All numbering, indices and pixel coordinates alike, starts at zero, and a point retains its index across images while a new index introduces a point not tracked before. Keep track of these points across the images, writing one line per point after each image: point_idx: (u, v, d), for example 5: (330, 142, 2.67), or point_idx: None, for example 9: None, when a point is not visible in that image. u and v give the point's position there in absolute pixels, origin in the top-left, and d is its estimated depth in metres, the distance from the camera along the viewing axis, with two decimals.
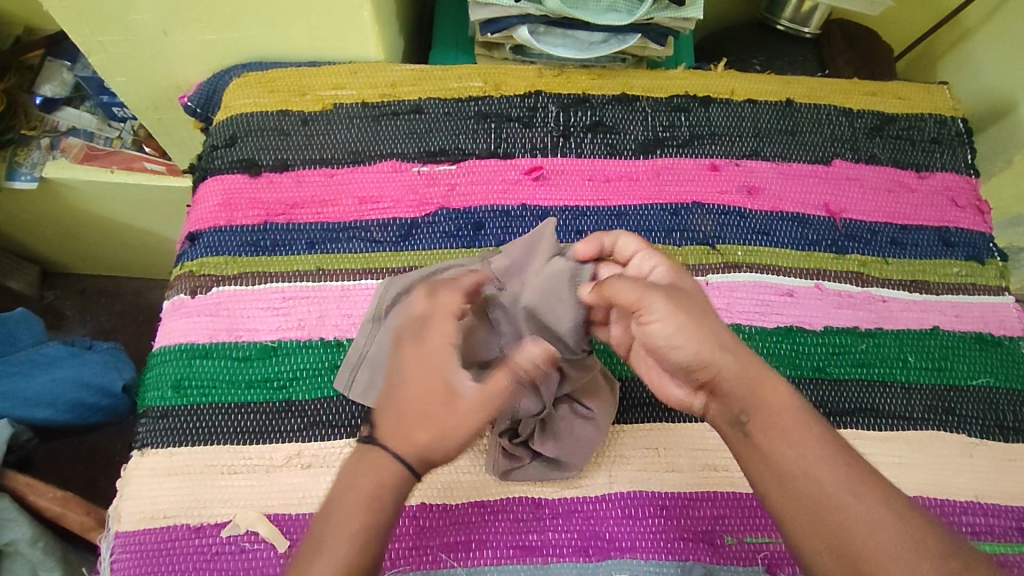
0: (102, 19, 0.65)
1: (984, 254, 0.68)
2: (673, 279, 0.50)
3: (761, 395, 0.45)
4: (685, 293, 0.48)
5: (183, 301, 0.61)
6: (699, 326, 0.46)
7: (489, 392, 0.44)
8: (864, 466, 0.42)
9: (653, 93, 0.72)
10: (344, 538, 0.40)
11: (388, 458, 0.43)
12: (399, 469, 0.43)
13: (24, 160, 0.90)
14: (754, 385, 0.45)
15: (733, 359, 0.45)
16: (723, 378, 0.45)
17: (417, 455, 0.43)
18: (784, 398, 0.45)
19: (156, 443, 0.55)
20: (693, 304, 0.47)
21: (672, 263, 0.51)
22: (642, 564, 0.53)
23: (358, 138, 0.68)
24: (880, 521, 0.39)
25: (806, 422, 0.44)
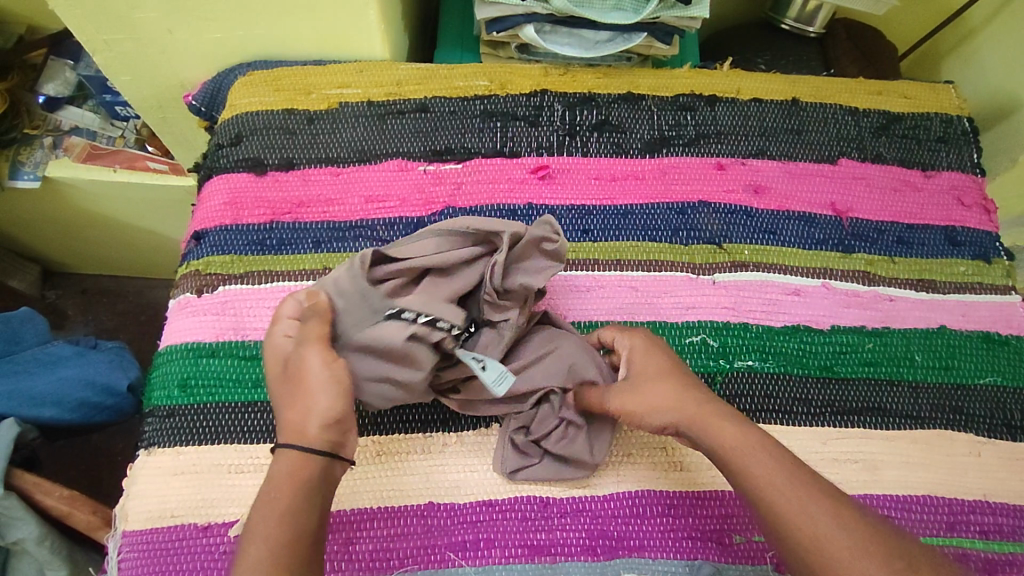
0: (106, 17, 0.65)
1: (990, 253, 0.68)
2: (631, 363, 0.53)
3: (712, 431, 0.48)
4: (636, 376, 0.52)
5: (190, 300, 0.60)
6: (647, 402, 0.50)
7: (311, 346, 0.48)
8: (814, 478, 0.44)
9: (659, 92, 0.72)
10: (268, 521, 0.42)
11: (284, 451, 0.45)
12: (289, 454, 0.45)
13: (26, 159, 0.90)
14: (704, 424, 0.48)
15: (682, 410, 0.49)
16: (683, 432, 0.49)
17: (298, 435, 0.46)
18: (735, 430, 0.47)
19: (163, 442, 0.55)
20: (643, 388, 0.51)
21: (642, 344, 0.54)
22: (650, 563, 0.53)
23: (363, 137, 0.68)
24: (829, 532, 0.41)
25: (758, 448, 0.46)
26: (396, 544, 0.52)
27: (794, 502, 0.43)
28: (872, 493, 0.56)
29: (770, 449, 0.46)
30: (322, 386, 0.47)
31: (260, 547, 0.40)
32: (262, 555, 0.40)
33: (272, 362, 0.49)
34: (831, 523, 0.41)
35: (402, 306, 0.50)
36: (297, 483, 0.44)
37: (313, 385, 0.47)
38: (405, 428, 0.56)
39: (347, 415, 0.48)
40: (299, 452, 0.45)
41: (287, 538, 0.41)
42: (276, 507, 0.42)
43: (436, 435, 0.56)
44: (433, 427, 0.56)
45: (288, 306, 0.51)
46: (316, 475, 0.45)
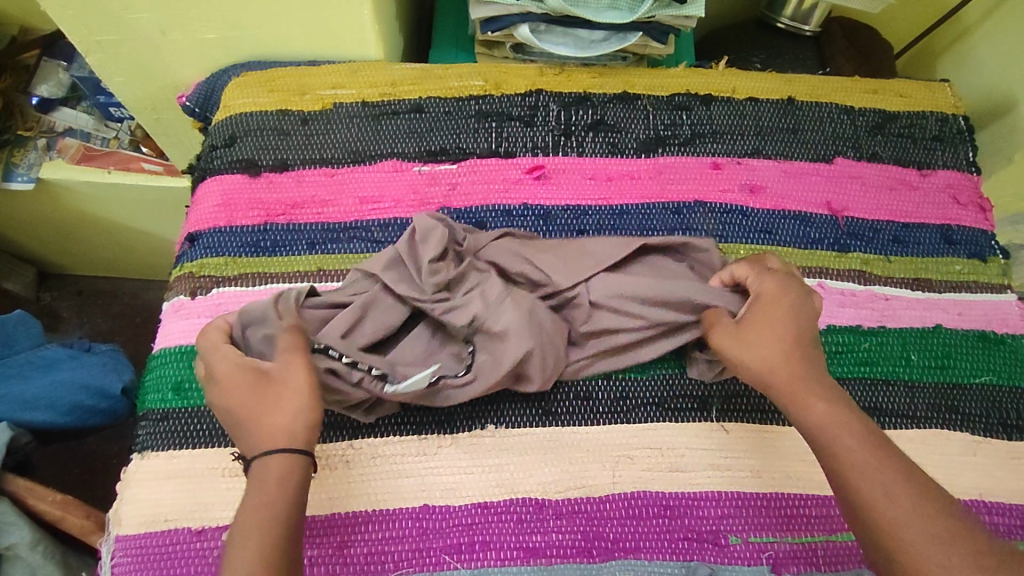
0: (98, 17, 0.64)
1: (986, 252, 0.68)
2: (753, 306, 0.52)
3: (801, 406, 0.47)
4: (754, 322, 0.51)
5: (183, 303, 0.60)
6: (761, 349, 0.50)
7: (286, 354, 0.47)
8: (906, 465, 0.44)
9: (655, 91, 0.72)
10: (269, 529, 0.41)
11: (272, 456, 0.44)
12: (277, 455, 0.44)
13: (20, 161, 0.90)
14: (801, 397, 0.47)
15: (783, 375, 0.48)
16: (775, 391, 0.49)
17: (280, 438, 0.44)
18: (825, 409, 0.47)
19: (157, 445, 0.55)
20: (760, 336, 0.51)
21: (775, 290, 0.52)
22: (646, 565, 0.52)
23: (358, 138, 0.67)
24: (908, 521, 0.41)
25: (848, 430, 0.45)
26: (391, 547, 0.52)
27: (879, 488, 0.42)
28: None
29: (861, 432, 0.45)
30: (305, 389, 0.46)
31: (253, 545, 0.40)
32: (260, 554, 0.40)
33: (232, 380, 0.47)
34: (917, 512, 0.41)
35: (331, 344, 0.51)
36: (290, 483, 0.43)
37: (297, 390, 0.46)
38: (399, 431, 0.55)
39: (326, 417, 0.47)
40: (289, 457, 0.44)
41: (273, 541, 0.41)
42: (271, 507, 0.42)
43: (431, 437, 0.55)
44: (427, 429, 0.56)
45: (208, 338, 0.50)
46: (302, 473, 0.44)
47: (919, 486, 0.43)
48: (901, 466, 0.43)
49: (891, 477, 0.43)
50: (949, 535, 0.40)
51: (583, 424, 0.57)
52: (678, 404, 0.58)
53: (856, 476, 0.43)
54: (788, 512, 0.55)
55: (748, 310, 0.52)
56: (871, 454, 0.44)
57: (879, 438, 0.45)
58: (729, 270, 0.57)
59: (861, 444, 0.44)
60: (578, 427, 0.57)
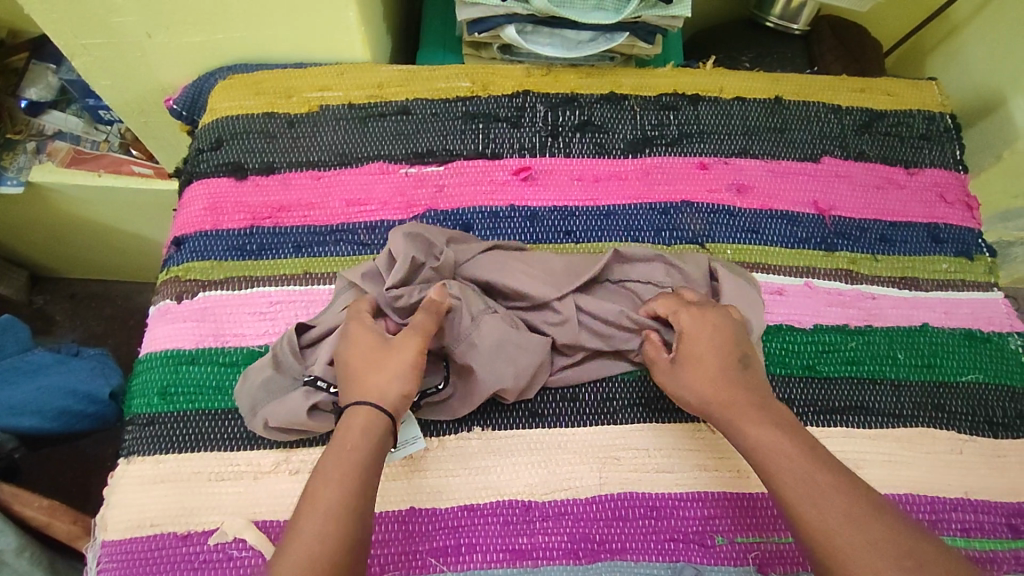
0: (82, 21, 0.64)
1: (973, 251, 0.68)
2: (685, 342, 0.53)
3: (740, 429, 0.49)
4: (689, 358, 0.52)
5: (169, 307, 0.60)
6: (694, 383, 0.52)
7: (417, 338, 0.50)
8: (840, 479, 0.44)
9: (642, 91, 0.72)
10: (348, 475, 0.44)
11: (363, 408, 0.47)
12: (364, 408, 0.47)
13: (9, 164, 0.89)
14: (737, 422, 0.49)
15: (721, 402, 0.50)
16: (715, 419, 0.50)
17: (376, 398, 0.48)
18: (761, 431, 0.48)
19: (143, 450, 0.55)
20: (695, 371, 0.52)
21: (696, 326, 0.53)
22: (632, 566, 0.52)
23: (344, 140, 0.67)
24: (840, 530, 0.42)
25: (784, 449, 0.47)
26: (377, 551, 0.52)
27: (811, 501, 0.43)
28: None
29: (798, 449, 0.46)
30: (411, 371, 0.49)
31: (335, 487, 0.43)
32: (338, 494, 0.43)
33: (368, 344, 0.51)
34: (849, 522, 0.42)
35: (315, 374, 0.53)
36: (367, 436, 0.46)
37: (404, 361, 0.49)
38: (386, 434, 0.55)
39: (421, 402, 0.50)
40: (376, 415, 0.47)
41: (347, 491, 0.43)
42: (348, 457, 0.45)
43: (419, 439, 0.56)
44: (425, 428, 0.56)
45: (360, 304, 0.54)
46: (382, 426, 0.47)
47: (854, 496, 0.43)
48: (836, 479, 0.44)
49: (823, 490, 0.44)
50: (883, 544, 0.41)
51: (569, 425, 0.57)
52: (664, 404, 0.58)
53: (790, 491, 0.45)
54: (775, 512, 0.55)
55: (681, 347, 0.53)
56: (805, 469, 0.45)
57: (818, 454, 0.46)
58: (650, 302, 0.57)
59: (796, 461, 0.46)
60: (564, 429, 0.57)
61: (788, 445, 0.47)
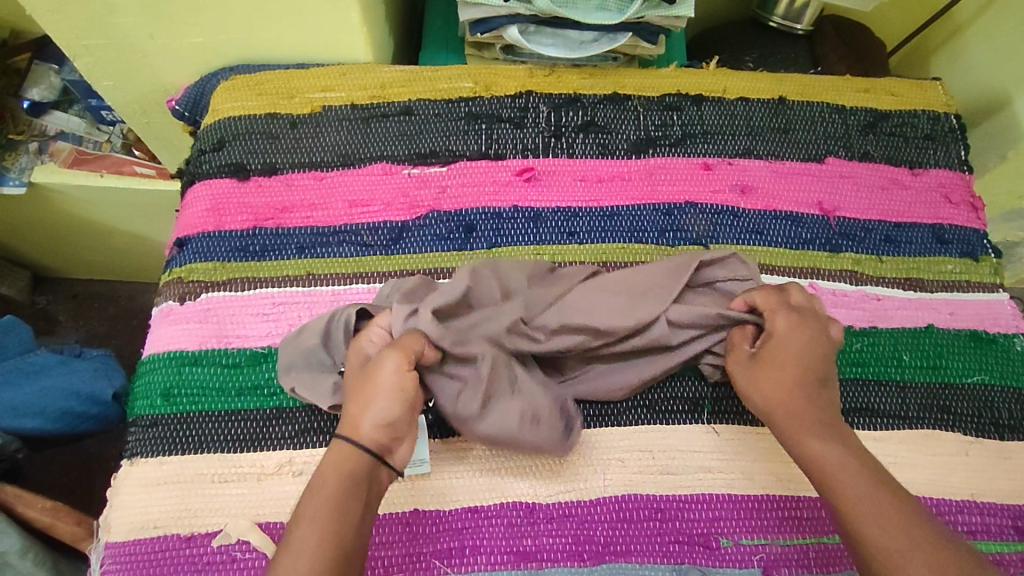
0: (84, 22, 0.64)
1: (978, 251, 0.68)
2: (769, 345, 0.53)
3: (801, 442, 0.49)
4: (766, 361, 0.52)
5: (172, 309, 0.60)
6: (766, 386, 0.51)
7: (395, 355, 0.48)
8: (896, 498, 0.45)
9: (645, 92, 0.72)
10: (321, 513, 0.43)
11: (338, 442, 0.47)
12: (342, 444, 0.46)
13: (11, 165, 0.89)
14: (800, 431, 0.49)
15: (789, 408, 0.50)
16: (777, 423, 0.51)
17: (348, 430, 0.47)
18: (824, 442, 0.48)
19: (145, 452, 0.55)
20: (768, 375, 0.52)
21: (787, 331, 0.53)
22: (637, 568, 0.52)
23: (347, 141, 0.67)
24: (901, 548, 0.43)
25: (846, 462, 0.47)
26: (381, 553, 0.52)
27: (872, 518, 0.44)
28: None
29: (862, 468, 0.47)
30: (388, 391, 0.47)
31: (307, 530, 0.42)
32: (310, 534, 0.42)
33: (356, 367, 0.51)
34: (908, 541, 0.43)
35: None
36: (340, 470, 0.45)
37: (382, 387, 0.48)
38: None
39: (403, 423, 0.48)
40: (349, 446, 0.46)
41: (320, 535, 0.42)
42: (321, 497, 0.44)
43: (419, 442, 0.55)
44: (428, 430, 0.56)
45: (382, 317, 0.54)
46: (360, 464, 0.46)
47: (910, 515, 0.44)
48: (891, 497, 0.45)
49: (887, 513, 0.44)
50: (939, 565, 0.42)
51: None
52: (668, 406, 0.58)
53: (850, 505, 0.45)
54: (779, 514, 0.55)
55: (762, 347, 0.53)
56: (867, 486, 0.46)
57: (881, 475, 0.47)
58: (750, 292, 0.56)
59: (858, 476, 0.46)
60: None
61: (850, 459, 0.47)
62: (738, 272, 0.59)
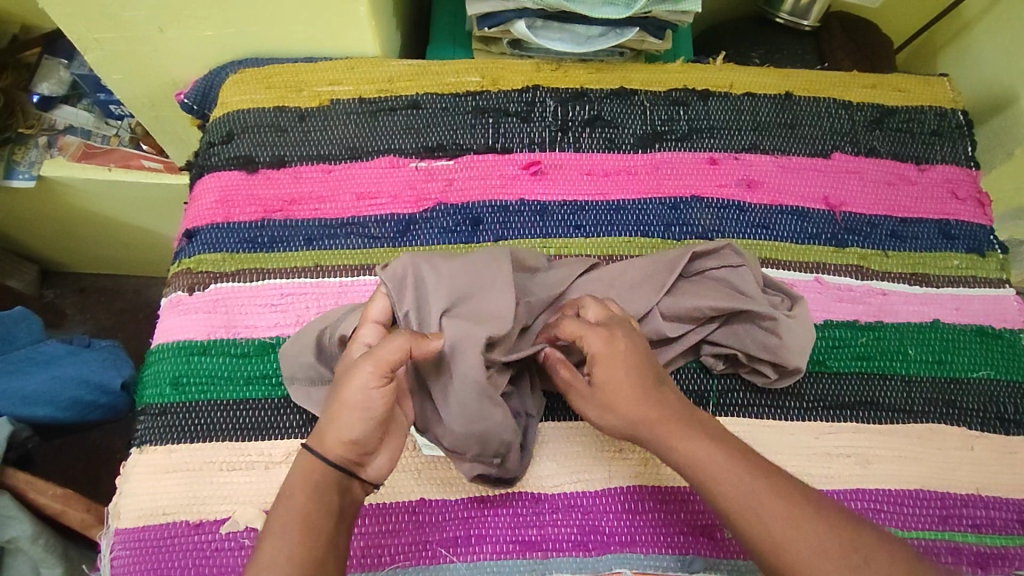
0: (95, 16, 0.64)
1: (984, 247, 0.68)
2: (598, 367, 0.48)
3: (671, 445, 0.46)
4: (604, 390, 0.48)
5: (181, 298, 0.60)
6: (613, 417, 0.48)
7: (373, 364, 0.44)
8: (777, 481, 0.43)
9: (652, 87, 0.72)
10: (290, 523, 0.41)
11: (303, 454, 0.45)
12: (304, 455, 0.44)
13: (21, 158, 0.90)
14: (669, 436, 0.46)
15: (650, 419, 0.47)
16: (644, 440, 0.47)
17: (314, 442, 0.45)
18: (694, 441, 0.45)
19: (155, 439, 0.55)
20: (612, 401, 0.48)
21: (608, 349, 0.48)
22: (641, 558, 0.53)
23: (354, 134, 0.68)
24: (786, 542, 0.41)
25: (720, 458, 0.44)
26: (388, 541, 0.52)
27: (754, 513, 0.42)
28: (863, 488, 0.57)
29: (730, 460, 0.44)
30: (355, 407, 0.44)
31: (274, 544, 0.40)
32: (278, 548, 0.40)
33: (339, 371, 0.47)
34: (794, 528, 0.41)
35: None
36: (307, 480, 0.43)
37: (347, 404, 0.44)
38: None
39: (369, 439, 0.45)
40: (314, 457, 0.44)
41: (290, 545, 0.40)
42: (286, 506, 0.42)
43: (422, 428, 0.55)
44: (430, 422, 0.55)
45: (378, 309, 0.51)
46: (323, 472, 0.44)
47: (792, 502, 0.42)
48: (773, 481, 0.43)
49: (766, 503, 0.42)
50: (831, 547, 0.40)
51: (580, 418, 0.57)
52: None
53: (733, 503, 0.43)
54: None
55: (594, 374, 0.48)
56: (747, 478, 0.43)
57: (753, 462, 0.44)
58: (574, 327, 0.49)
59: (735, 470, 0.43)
60: (578, 422, 0.57)
61: (719, 455, 0.44)
62: (730, 261, 0.59)
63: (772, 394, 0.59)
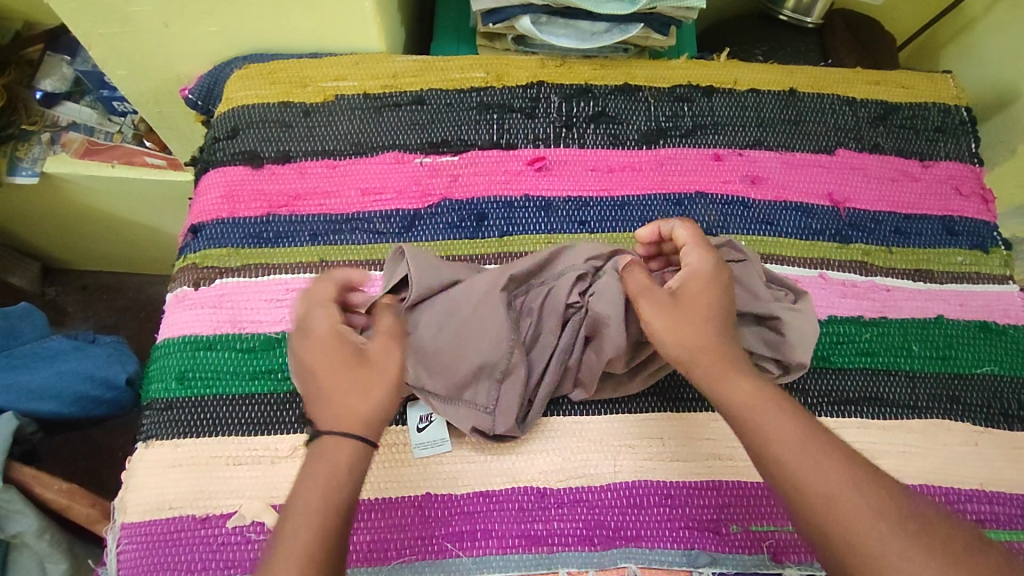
0: (100, 12, 0.65)
1: (988, 243, 0.68)
2: (685, 279, 0.51)
3: (725, 385, 0.46)
4: (685, 300, 0.49)
5: (186, 293, 0.60)
6: (677, 331, 0.48)
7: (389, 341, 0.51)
8: (822, 434, 0.44)
9: (656, 83, 0.72)
10: (326, 511, 0.42)
11: (347, 440, 0.45)
12: (353, 446, 0.45)
13: (24, 155, 0.90)
14: (723, 373, 0.47)
15: (707, 353, 0.48)
16: (695, 377, 0.48)
17: (354, 426, 0.46)
18: (746, 385, 0.46)
19: (161, 434, 0.55)
20: (688, 312, 0.49)
21: (706, 268, 0.51)
22: (647, 553, 0.53)
23: (360, 130, 0.68)
24: (830, 488, 0.41)
25: (769, 402, 0.45)
26: (394, 535, 0.52)
27: (802, 455, 0.42)
28: None
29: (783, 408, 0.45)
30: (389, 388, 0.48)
31: (307, 534, 0.41)
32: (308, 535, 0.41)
33: (332, 344, 0.49)
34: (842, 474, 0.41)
35: None
36: (352, 472, 0.44)
37: (384, 381, 0.48)
38: (401, 420, 0.56)
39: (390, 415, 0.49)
40: (362, 446, 0.45)
41: (313, 543, 0.40)
42: (332, 497, 0.42)
43: (428, 422, 0.55)
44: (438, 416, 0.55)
45: (323, 291, 0.52)
46: (361, 468, 0.45)
47: (834, 450, 0.43)
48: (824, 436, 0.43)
49: (813, 450, 0.42)
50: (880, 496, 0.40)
51: (584, 413, 0.57)
52: (680, 393, 0.58)
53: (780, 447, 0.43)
54: None
55: (680, 285, 0.51)
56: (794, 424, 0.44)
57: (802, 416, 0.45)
58: (670, 224, 0.55)
59: (785, 416, 0.44)
60: (582, 417, 0.57)
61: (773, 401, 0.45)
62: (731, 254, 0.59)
63: None
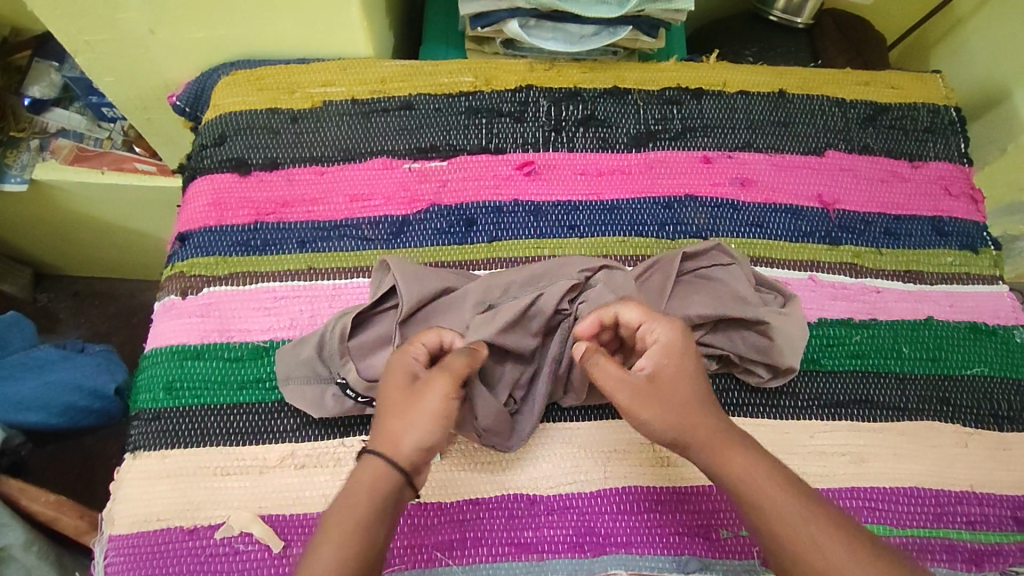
0: (86, 18, 0.64)
1: (977, 243, 0.68)
2: (656, 358, 0.49)
3: (722, 460, 0.45)
4: (662, 381, 0.48)
5: (174, 302, 0.60)
6: (665, 416, 0.47)
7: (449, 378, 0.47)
8: (825, 508, 0.43)
9: (645, 86, 0.72)
10: (347, 524, 0.41)
11: (372, 459, 0.44)
12: (390, 467, 0.44)
13: (12, 162, 0.89)
14: (719, 448, 0.46)
15: (701, 429, 0.46)
16: (693, 453, 0.46)
17: (387, 447, 0.44)
18: (743, 459, 0.45)
19: (149, 445, 0.55)
20: (667, 395, 0.47)
21: (675, 340, 0.49)
22: (637, 559, 0.53)
23: (347, 135, 0.67)
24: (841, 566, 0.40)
25: (769, 480, 0.44)
26: None
27: (807, 534, 0.41)
28: (858, 487, 0.57)
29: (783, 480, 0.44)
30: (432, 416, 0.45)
31: (330, 551, 0.40)
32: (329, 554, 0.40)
33: (395, 377, 0.48)
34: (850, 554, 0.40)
35: (348, 379, 0.54)
36: (376, 491, 0.43)
37: (428, 411, 0.45)
38: None
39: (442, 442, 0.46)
40: (385, 466, 0.44)
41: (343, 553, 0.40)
42: (349, 512, 0.42)
43: None
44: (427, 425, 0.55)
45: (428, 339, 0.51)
46: (387, 490, 0.43)
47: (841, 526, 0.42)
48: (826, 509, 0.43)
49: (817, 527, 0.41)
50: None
51: (574, 418, 0.57)
52: None
53: (783, 527, 0.42)
54: None
55: (654, 366, 0.48)
56: (789, 494, 0.43)
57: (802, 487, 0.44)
58: (611, 308, 0.52)
59: (784, 490, 0.43)
60: (571, 423, 0.57)
61: (770, 473, 0.44)
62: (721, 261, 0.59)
63: (766, 395, 0.59)
